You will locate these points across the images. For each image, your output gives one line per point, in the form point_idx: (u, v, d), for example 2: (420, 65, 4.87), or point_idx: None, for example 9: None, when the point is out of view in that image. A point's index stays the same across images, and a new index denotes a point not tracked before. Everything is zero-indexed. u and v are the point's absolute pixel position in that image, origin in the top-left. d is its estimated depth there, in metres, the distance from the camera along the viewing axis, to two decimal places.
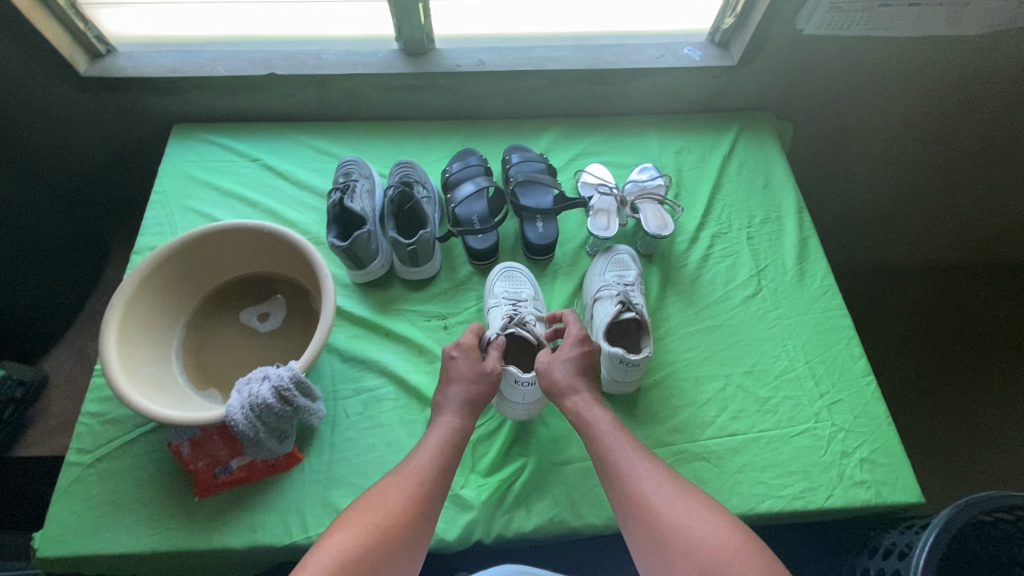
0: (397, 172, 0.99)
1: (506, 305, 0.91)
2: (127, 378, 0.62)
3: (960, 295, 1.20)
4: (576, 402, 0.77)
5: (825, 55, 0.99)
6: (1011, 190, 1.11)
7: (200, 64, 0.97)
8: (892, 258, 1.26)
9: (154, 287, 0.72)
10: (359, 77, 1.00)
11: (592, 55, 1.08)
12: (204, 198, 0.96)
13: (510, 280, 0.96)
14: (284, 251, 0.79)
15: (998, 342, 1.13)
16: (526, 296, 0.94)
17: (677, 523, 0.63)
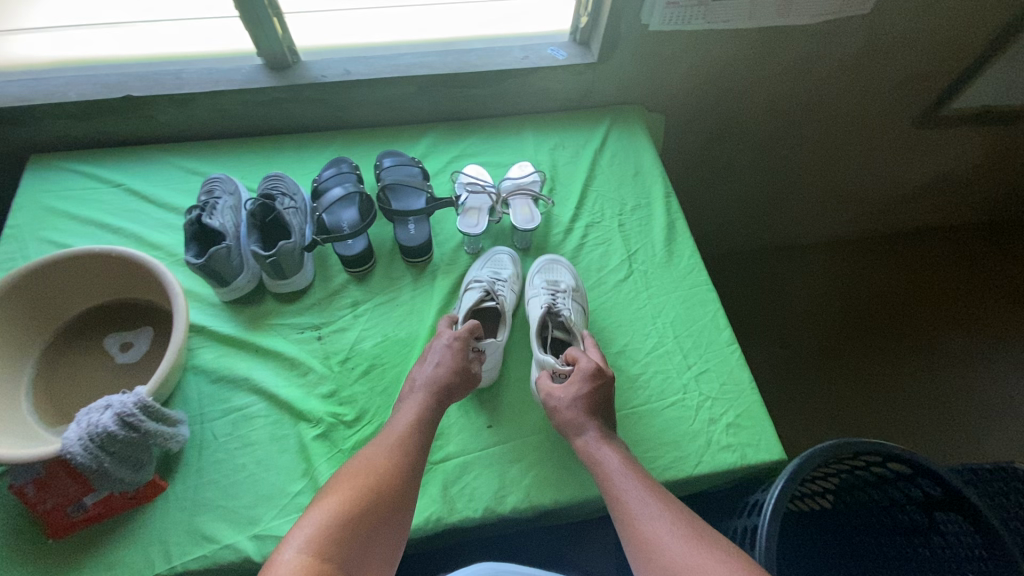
0: (263, 185, 0.92)
1: (544, 293, 0.85)
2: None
3: (823, 268, 1.54)
4: (586, 441, 0.70)
5: (679, 48, 1.05)
6: (846, 184, 1.42)
7: (50, 91, 0.95)
8: (774, 239, 1.55)
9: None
10: (221, 93, 0.97)
11: (459, 59, 1.04)
12: (60, 226, 0.94)
13: (551, 270, 0.90)
14: (142, 276, 0.82)
15: (856, 306, 1.45)
16: (566, 285, 0.88)
17: (684, 561, 0.55)
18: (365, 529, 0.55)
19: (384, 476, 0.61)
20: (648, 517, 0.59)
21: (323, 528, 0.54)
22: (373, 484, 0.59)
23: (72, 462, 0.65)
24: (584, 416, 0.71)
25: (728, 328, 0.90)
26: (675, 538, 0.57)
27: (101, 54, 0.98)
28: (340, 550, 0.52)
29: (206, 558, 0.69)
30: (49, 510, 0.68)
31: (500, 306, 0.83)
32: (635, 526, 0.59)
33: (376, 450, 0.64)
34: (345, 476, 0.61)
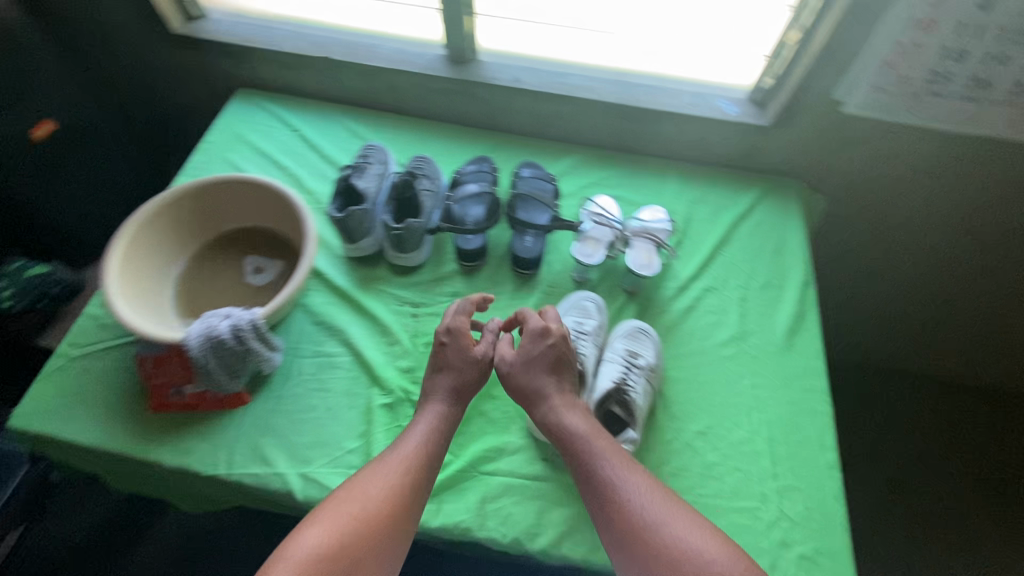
0: (410, 164, 0.99)
1: (618, 364, 0.79)
2: (121, 292, 0.78)
3: (972, 416, 1.29)
4: (547, 408, 0.71)
5: (869, 134, 0.95)
6: None
7: (270, 40, 1.10)
8: (920, 367, 1.33)
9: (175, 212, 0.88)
10: (403, 73, 1.06)
11: (625, 90, 1.03)
12: (243, 152, 1.08)
13: (635, 339, 0.83)
14: (289, 212, 0.92)
15: (1001, 476, 1.22)
16: (645, 363, 0.80)
17: (665, 536, 0.58)
18: (347, 572, 0.56)
19: (376, 513, 0.61)
20: (632, 507, 0.61)
21: (303, 566, 0.55)
22: (363, 520, 0.60)
23: (188, 353, 0.74)
24: (542, 378, 0.72)
25: (833, 450, 0.79)
26: (667, 530, 0.58)
27: (319, 17, 1.11)
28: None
29: (260, 478, 0.75)
30: (157, 384, 0.80)
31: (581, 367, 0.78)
32: (613, 496, 0.62)
33: (373, 477, 0.64)
34: (335, 501, 0.62)
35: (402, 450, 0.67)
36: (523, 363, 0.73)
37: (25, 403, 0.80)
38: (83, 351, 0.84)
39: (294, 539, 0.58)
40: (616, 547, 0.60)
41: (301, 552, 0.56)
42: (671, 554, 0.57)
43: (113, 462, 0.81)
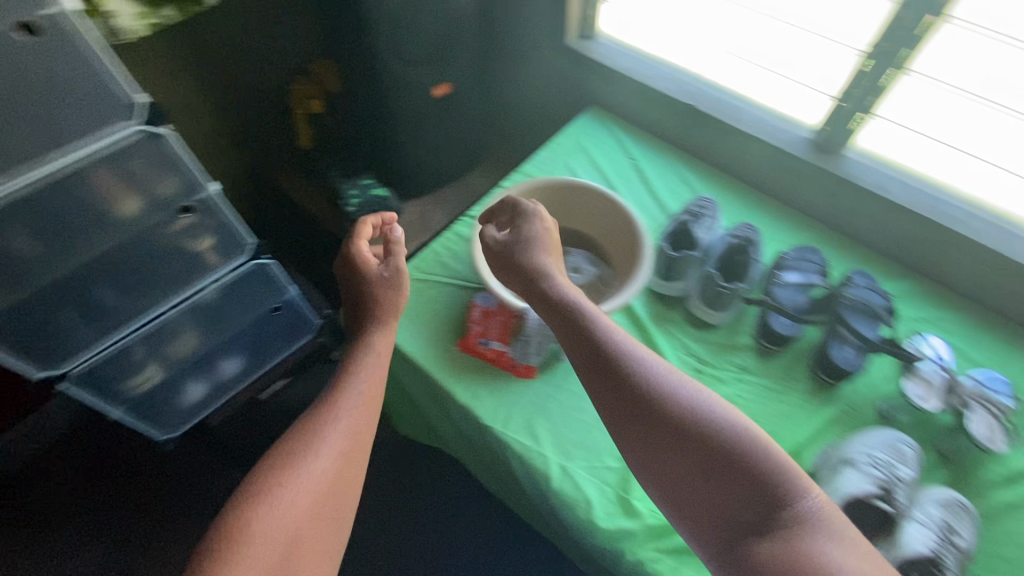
0: (739, 228, 0.99)
1: (932, 531, 0.71)
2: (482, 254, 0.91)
3: None
4: (557, 288, 0.76)
5: None
6: None
7: (645, 75, 1.20)
8: None
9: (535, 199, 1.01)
10: (763, 143, 1.08)
11: (1007, 240, 0.94)
12: (581, 161, 1.19)
13: (955, 513, 0.74)
14: (623, 235, 0.98)
15: None
16: (961, 544, 0.72)
17: (745, 450, 0.58)
18: (311, 515, 0.65)
19: (334, 462, 0.68)
20: (639, 376, 0.64)
21: (280, 500, 0.63)
22: (325, 471, 0.67)
23: None
24: (535, 254, 0.81)
25: None
26: (704, 416, 0.60)
27: (697, 68, 1.19)
28: (286, 536, 0.62)
29: (528, 451, 0.82)
30: (473, 331, 0.92)
31: (890, 513, 0.72)
32: (679, 409, 0.61)
33: (336, 427, 0.71)
34: (304, 439, 0.69)
35: (349, 382, 0.76)
36: (516, 238, 0.83)
37: None
38: (422, 275, 1.01)
39: (266, 474, 0.65)
40: (690, 477, 0.59)
41: (280, 487, 0.64)
42: (718, 448, 0.58)
43: (411, 373, 0.95)
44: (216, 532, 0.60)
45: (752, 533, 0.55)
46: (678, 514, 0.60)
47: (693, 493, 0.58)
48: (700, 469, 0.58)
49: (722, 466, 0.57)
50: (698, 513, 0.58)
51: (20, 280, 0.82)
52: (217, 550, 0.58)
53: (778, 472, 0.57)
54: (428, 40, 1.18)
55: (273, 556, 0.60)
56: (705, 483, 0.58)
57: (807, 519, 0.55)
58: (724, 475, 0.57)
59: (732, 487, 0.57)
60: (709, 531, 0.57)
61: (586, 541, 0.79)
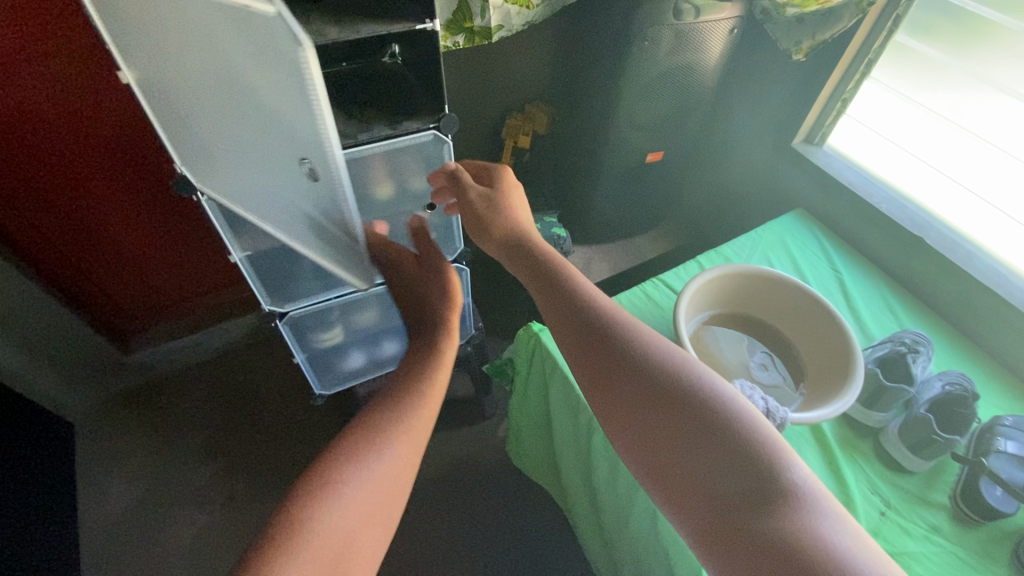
0: (953, 377, 0.91)
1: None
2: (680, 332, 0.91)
3: None
4: (586, 284, 0.76)
5: None
6: None
7: (872, 195, 1.18)
8: None
9: (736, 283, 1.01)
10: (992, 296, 1.02)
11: None
12: (780, 256, 1.17)
13: None
14: (826, 346, 0.95)
15: None
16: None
17: (753, 460, 0.55)
18: (369, 518, 0.62)
19: (394, 470, 0.66)
20: (648, 358, 0.65)
21: (342, 494, 0.61)
22: (386, 479, 0.65)
23: None
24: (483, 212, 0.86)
25: None
26: (707, 401, 0.60)
27: (931, 203, 1.15)
28: (338, 545, 0.58)
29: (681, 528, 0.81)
30: None
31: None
32: (686, 397, 0.60)
33: (394, 422, 0.69)
34: (367, 434, 0.67)
35: (415, 383, 0.75)
36: (488, 199, 0.87)
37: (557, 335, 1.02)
38: None
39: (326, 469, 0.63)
40: (698, 492, 0.55)
41: (340, 486, 0.61)
42: (713, 428, 0.57)
43: (573, 414, 0.98)
44: (275, 520, 0.58)
45: (742, 515, 0.52)
46: (678, 497, 0.56)
47: (707, 495, 0.54)
48: (701, 453, 0.56)
49: (724, 453, 0.55)
50: (706, 497, 0.54)
51: None
52: (280, 542, 0.55)
53: (769, 445, 0.56)
54: (661, 111, 1.25)
55: (331, 555, 0.57)
56: (702, 461, 0.56)
57: (814, 503, 0.52)
58: (727, 453, 0.55)
59: (735, 468, 0.54)
60: (706, 510, 0.54)
61: None
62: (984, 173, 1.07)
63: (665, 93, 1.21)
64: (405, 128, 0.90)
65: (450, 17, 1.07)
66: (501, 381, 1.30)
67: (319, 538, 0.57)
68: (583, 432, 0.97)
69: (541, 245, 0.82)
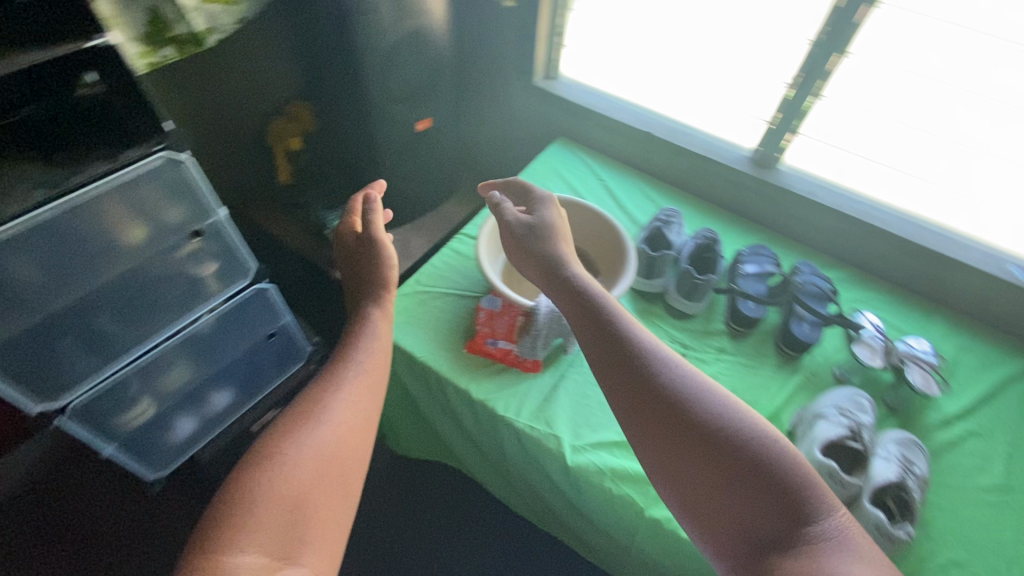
0: (701, 234, 1.14)
1: (896, 462, 0.84)
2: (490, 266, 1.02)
3: None
4: (618, 314, 0.70)
5: None
6: None
7: (608, 108, 1.37)
8: None
9: None
10: (710, 161, 1.27)
11: (914, 230, 1.14)
12: (558, 181, 1.31)
13: (904, 446, 0.88)
14: (607, 242, 1.11)
15: None
16: (918, 472, 0.84)
17: (779, 484, 0.54)
18: (325, 485, 0.60)
19: (337, 432, 0.64)
20: (669, 384, 0.62)
21: (291, 455, 0.60)
22: (332, 440, 0.63)
23: (533, 316, 0.94)
24: (542, 244, 0.81)
25: None
26: (735, 429, 0.58)
27: (654, 104, 1.39)
28: (290, 511, 0.56)
29: (541, 433, 0.90)
30: (481, 331, 1.00)
31: (862, 450, 0.86)
32: (716, 427, 0.58)
33: (338, 394, 0.68)
34: (310, 408, 0.66)
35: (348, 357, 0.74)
36: (531, 233, 0.83)
37: None
38: (423, 289, 1.09)
39: (271, 438, 0.62)
40: (727, 520, 0.54)
41: (282, 454, 0.60)
42: (744, 461, 0.55)
43: (424, 381, 1.01)
44: (221, 495, 0.56)
45: (768, 549, 0.52)
46: (705, 526, 0.56)
47: (729, 519, 0.54)
48: (728, 483, 0.55)
49: (745, 491, 0.55)
50: (735, 529, 0.54)
51: (33, 309, 0.88)
52: (229, 517, 0.54)
53: (804, 488, 0.54)
54: (410, 79, 1.29)
55: (280, 532, 0.54)
56: (720, 497, 0.55)
57: (833, 532, 0.52)
58: (748, 489, 0.55)
59: (758, 510, 0.54)
60: (733, 541, 0.54)
61: (617, 514, 0.88)
62: (682, 70, 1.31)
63: (406, 62, 1.25)
64: (127, 159, 0.82)
65: (145, 29, 0.96)
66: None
67: (267, 514, 0.55)
68: (438, 392, 1.01)
69: (587, 280, 0.76)
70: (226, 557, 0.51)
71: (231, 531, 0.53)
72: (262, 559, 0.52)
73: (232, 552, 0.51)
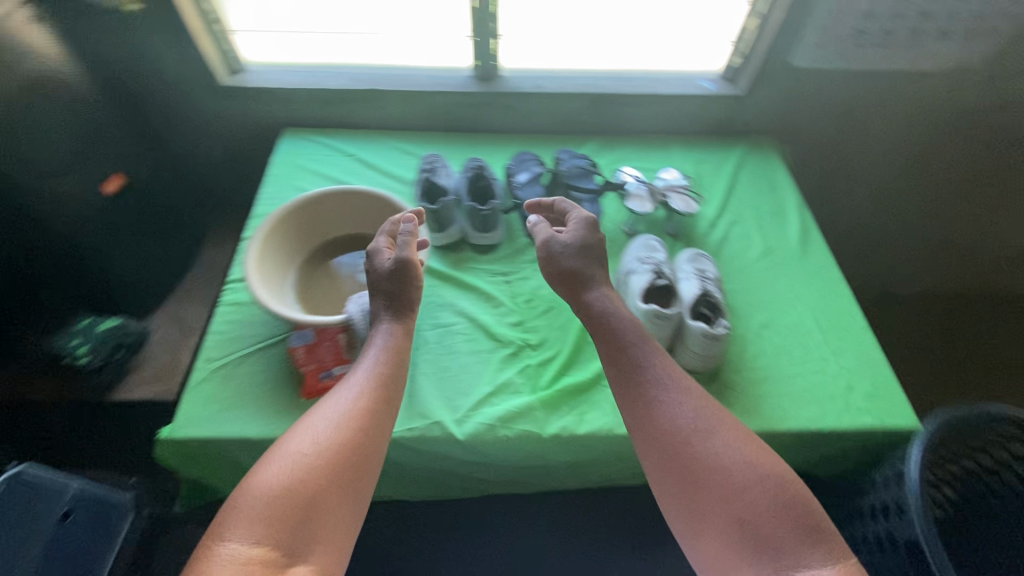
0: (470, 165, 1.16)
1: (695, 277, 0.99)
2: (280, 300, 0.91)
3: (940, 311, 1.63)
4: (639, 345, 0.74)
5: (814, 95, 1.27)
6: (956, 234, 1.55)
7: (317, 81, 1.27)
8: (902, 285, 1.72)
9: (290, 226, 1.01)
10: (441, 94, 1.25)
11: (626, 83, 1.28)
12: (308, 178, 1.19)
13: (696, 261, 1.03)
14: (389, 216, 1.05)
15: None
16: (712, 275, 1.00)
17: (776, 521, 0.58)
18: (327, 483, 0.61)
19: (351, 424, 0.66)
20: (680, 424, 0.65)
21: (301, 449, 0.63)
22: (343, 432, 0.65)
23: (351, 329, 0.85)
24: (570, 259, 0.84)
25: (860, 318, 1.02)
26: (741, 469, 0.61)
27: (360, 60, 1.31)
28: (293, 505, 0.58)
29: (420, 430, 0.85)
30: (308, 371, 0.89)
31: (670, 283, 0.96)
32: (723, 467, 0.62)
33: (357, 394, 0.69)
34: (326, 411, 0.67)
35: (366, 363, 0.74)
36: (569, 254, 0.85)
37: (185, 415, 0.86)
38: (220, 362, 0.93)
39: (289, 437, 0.65)
40: (724, 548, 0.59)
41: (293, 451, 0.62)
42: (745, 496, 0.60)
43: None
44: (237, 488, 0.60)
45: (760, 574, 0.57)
46: (704, 554, 0.60)
47: (726, 549, 0.59)
48: (728, 516, 0.59)
49: (751, 537, 0.58)
50: (734, 557, 0.58)
51: None
52: (230, 508, 0.58)
53: (800, 530, 0.58)
54: (60, 138, 1.04)
55: (279, 528, 0.57)
56: (727, 547, 0.59)
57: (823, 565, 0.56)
58: (747, 526, 0.59)
59: (763, 556, 0.57)
60: (729, 565, 0.58)
61: (524, 454, 0.89)
62: (367, 14, 1.24)
63: (38, 117, 0.99)
64: None
65: None
66: (190, 503, 0.98)
67: (267, 511, 0.57)
68: None
69: (626, 316, 0.78)
70: (214, 554, 0.54)
71: (221, 524, 0.56)
72: (249, 550, 0.55)
73: (223, 538, 0.55)
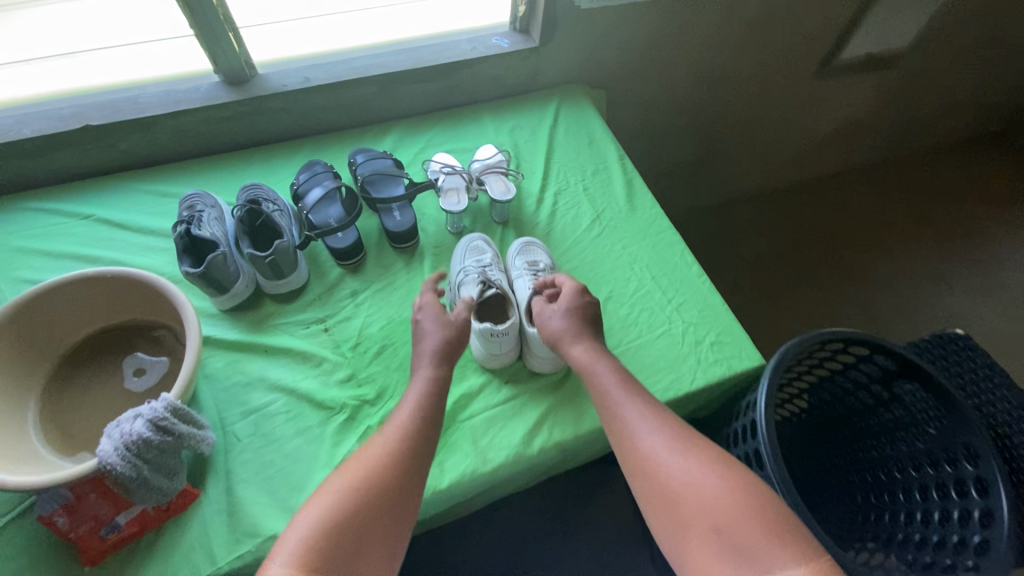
0: (245, 195, 0.94)
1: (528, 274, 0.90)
2: (8, 474, 0.62)
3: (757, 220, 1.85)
4: (586, 365, 0.76)
5: (613, 40, 1.18)
6: (758, 138, 1.69)
7: (3, 130, 0.92)
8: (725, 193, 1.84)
9: (11, 337, 0.72)
10: (183, 113, 0.98)
11: (412, 55, 1.09)
12: (33, 264, 0.90)
13: (527, 253, 0.94)
14: (157, 301, 0.80)
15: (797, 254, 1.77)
16: (545, 265, 0.93)
17: (733, 525, 0.58)
18: (379, 516, 0.61)
19: (401, 457, 0.67)
20: (638, 443, 0.67)
21: (353, 485, 0.63)
22: (390, 464, 0.66)
23: (111, 474, 0.64)
24: (567, 325, 0.79)
25: (696, 264, 1.00)
26: (692, 480, 0.62)
27: (54, 86, 0.96)
28: (346, 540, 0.58)
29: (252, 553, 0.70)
30: (82, 535, 0.69)
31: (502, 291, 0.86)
32: (674, 480, 0.63)
33: (409, 428, 0.70)
34: (378, 447, 0.68)
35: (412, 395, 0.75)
36: (547, 320, 0.81)
37: None
38: None
39: (337, 475, 0.65)
40: (690, 556, 0.59)
41: (347, 486, 0.63)
42: (699, 504, 0.60)
43: None
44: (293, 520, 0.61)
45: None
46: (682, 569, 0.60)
47: (695, 560, 0.58)
48: (689, 525, 0.60)
49: (727, 548, 0.57)
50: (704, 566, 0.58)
51: None
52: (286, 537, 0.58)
53: (758, 530, 0.57)
54: None
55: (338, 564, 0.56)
56: (709, 562, 0.57)
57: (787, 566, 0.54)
58: (710, 532, 0.59)
59: (750, 566, 0.55)
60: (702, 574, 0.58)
61: None
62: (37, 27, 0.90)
63: None
64: None
65: None
66: None
67: (320, 544, 0.57)
68: None
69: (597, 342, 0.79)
70: None
71: (274, 557, 0.56)
72: None
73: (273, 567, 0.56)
